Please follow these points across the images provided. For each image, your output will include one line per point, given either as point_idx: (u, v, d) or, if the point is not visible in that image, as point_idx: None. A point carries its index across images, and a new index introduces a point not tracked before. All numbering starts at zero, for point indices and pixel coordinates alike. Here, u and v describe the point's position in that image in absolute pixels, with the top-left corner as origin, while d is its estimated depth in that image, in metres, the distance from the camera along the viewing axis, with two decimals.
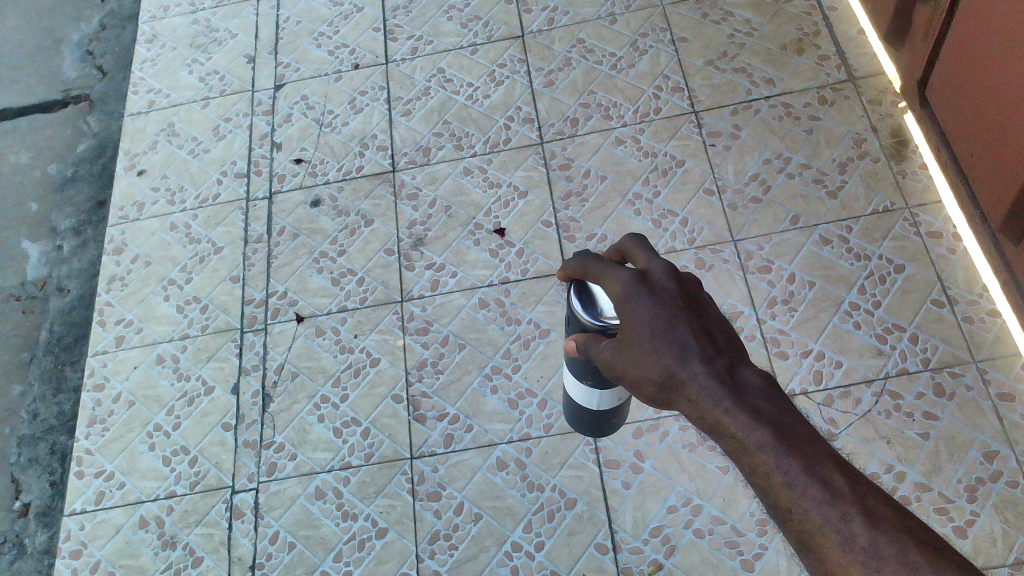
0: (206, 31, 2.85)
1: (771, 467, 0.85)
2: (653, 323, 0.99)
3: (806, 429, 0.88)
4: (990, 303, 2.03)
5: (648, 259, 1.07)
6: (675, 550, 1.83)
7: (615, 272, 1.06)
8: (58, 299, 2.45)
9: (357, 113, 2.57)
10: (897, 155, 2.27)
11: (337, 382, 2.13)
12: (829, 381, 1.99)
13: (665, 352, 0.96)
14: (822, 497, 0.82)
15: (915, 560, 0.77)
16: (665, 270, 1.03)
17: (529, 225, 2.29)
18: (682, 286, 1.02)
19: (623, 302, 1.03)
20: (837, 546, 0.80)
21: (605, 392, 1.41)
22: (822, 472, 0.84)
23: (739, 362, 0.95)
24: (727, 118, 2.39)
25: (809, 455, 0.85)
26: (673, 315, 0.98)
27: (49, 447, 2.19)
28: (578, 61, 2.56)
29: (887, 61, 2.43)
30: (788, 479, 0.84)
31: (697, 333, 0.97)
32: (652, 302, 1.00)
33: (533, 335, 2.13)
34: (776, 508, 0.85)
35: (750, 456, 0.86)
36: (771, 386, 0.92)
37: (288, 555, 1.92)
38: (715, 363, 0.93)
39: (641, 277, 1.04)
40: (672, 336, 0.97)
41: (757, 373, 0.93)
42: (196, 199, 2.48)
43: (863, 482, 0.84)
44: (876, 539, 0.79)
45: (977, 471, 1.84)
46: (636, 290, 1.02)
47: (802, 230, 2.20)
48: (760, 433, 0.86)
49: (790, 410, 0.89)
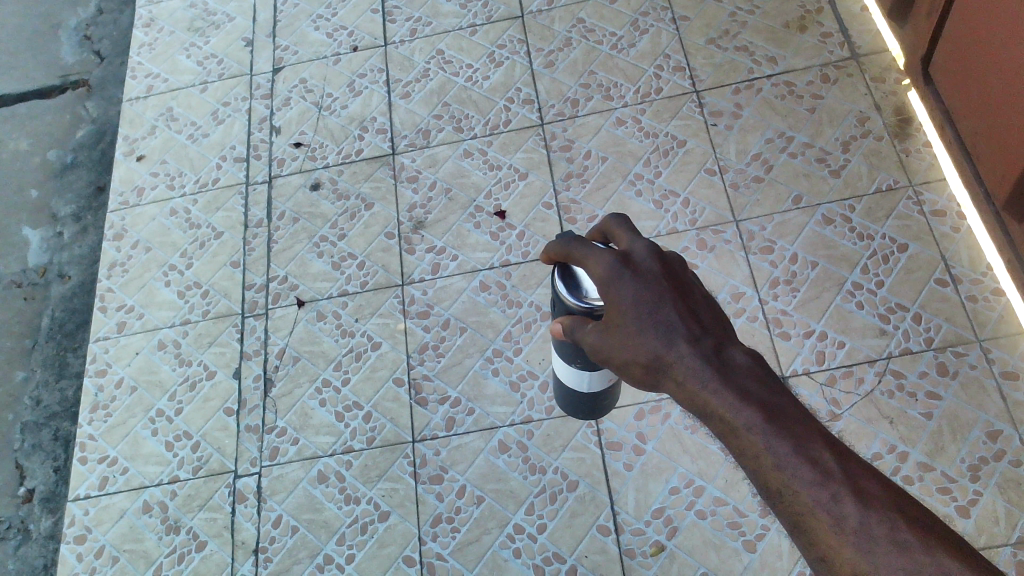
0: (204, 15, 2.82)
1: (760, 448, 0.84)
2: (638, 304, 0.99)
3: (795, 408, 0.87)
4: (994, 282, 2.02)
5: (631, 240, 1.07)
6: (676, 532, 1.83)
7: (597, 254, 1.06)
8: (59, 286, 2.45)
9: (356, 96, 2.54)
10: (901, 133, 2.24)
11: (339, 365, 2.13)
12: (831, 361, 1.98)
13: (651, 334, 0.96)
14: (813, 478, 0.81)
15: (906, 538, 0.77)
16: (648, 251, 1.03)
17: (529, 207, 2.27)
18: (666, 266, 1.02)
19: (608, 285, 1.03)
20: (829, 527, 0.80)
21: (595, 372, 1.40)
22: (812, 451, 0.83)
23: (726, 341, 0.95)
24: (729, 97, 2.37)
25: (799, 435, 0.85)
26: (658, 297, 0.98)
27: (52, 433, 2.20)
28: (579, 41, 2.53)
29: (891, 38, 2.40)
30: (778, 461, 0.83)
31: (682, 314, 0.97)
32: (636, 284, 1.00)
33: (534, 318, 2.12)
34: (767, 490, 0.84)
35: (739, 438, 0.86)
36: (759, 366, 0.92)
37: (292, 538, 1.93)
38: (702, 343, 0.94)
39: (624, 258, 1.04)
40: (658, 318, 0.97)
41: (745, 353, 0.94)
42: (196, 184, 2.47)
43: (853, 460, 0.83)
44: (867, 519, 0.79)
45: (980, 450, 1.83)
46: (620, 272, 1.02)
47: (804, 210, 2.18)
48: (749, 415, 0.85)
49: (778, 389, 0.89)
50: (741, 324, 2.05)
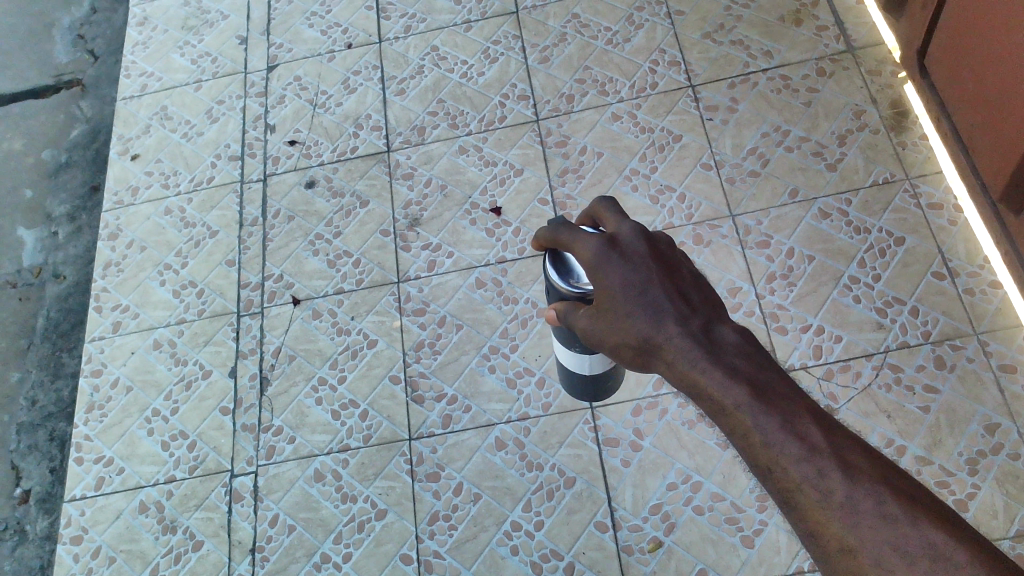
0: (198, 13, 2.81)
1: (748, 426, 0.84)
2: (626, 286, 0.99)
3: (783, 384, 0.87)
4: (990, 275, 2.01)
5: (618, 223, 1.07)
6: (674, 527, 1.83)
7: (585, 239, 1.06)
8: (54, 286, 2.44)
9: (350, 93, 2.53)
10: (897, 126, 2.24)
11: (334, 363, 2.12)
12: (829, 355, 1.98)
13: (639, 315, 0.97)
14: (800, 454, 0.81)
15: (891, 511, 0.77)
16: (635, 233, 1.04)
17: (525, 203, 2.27)
18: (654, 247, 1.02)
19: (597, 269, 1.04)
20: (816, 503, 0.80)
21: (594, 358, 1.40)
22: (799, 427, 0.83)
23: (715, 320, 0.95)
24: (725, 91, 2.36)
25: (786, 411, 0.85)
26: (646, 278, 0.99)
27: (48, 433, 2.20)
28: (573, 36, 2.52)
29: (887, 30, 2.39)
30: (766, 438, 0.83)
31: (671, 294, 0.97)
32: (623, 267, 1.01)
33: (530, 314, 2.11)
34: (756, 467, 0.85)
35: (728, 415, 0.86)
36: (747, 343, 0.92)
37: (288, 537, 1.93)
38: (690, 323, 0.94)
39: (611, 241, 1.04)
40: (646, 299, 0.97)
41: (733, 330, 0.93)
42: (190, 182, 2.46)
43: (840, 435, 0.83)
44: (854, 493, 0.79)
45: (978, 444, 1.83)
46: (607, 255, 1.03)
47: (801, 204, 2.18)
48: (737, 392, 0.86)
49: (766, 365, 0.89)
50: (737, 319, 2.05)
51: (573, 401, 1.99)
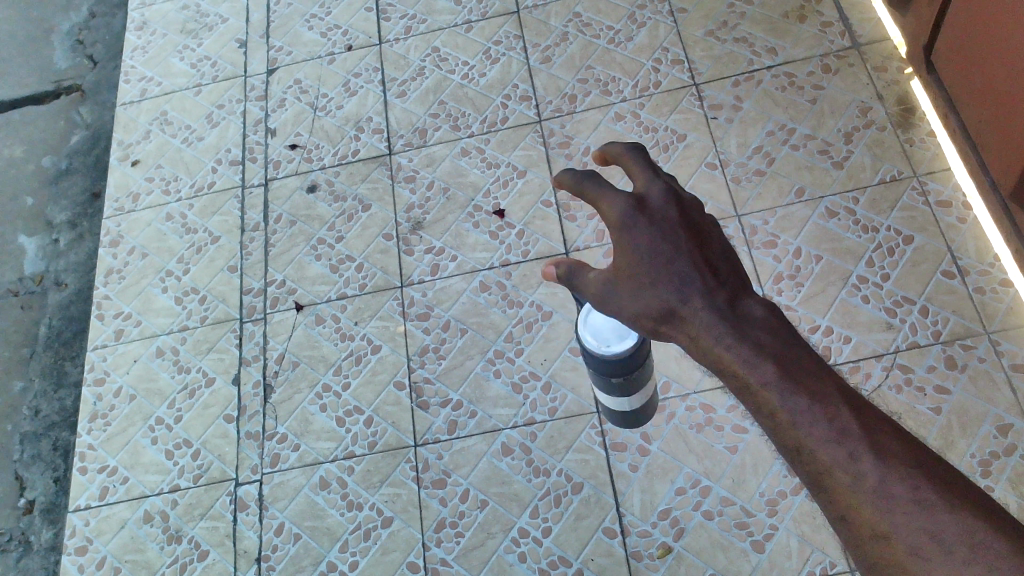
0: (196, 17, 2.79)
1: (776, 406, 0.86)
2: (654, 255, 1.03)
3: (812, 362, 0.89)
4: (1001, 273, 1.98)
5: (647, 181, 1.10)
6: (683, 533, 1.81)
7: (612, 196, 1.08)
8: (56, 294, 2.43)
9: (351, 96, 2.51)
10: (905, 123, 2.21)
11: (338, 370, 2.11)
12: (838, 356, 1.96)
13: (666, 286, 1.01)
14: (830, 437, 0.83)
15: (925, 497, 0.77)
16: (665, 199, 1.08)
17: (528, 205, 2.25)
18: (682, 213, 1.07)
19: (622, 231, 1.07)
20: (848, 486, 0.81)
21: (632, 381, 1.45)
22: (831, 409, 0.84)
23: (740, 293, 0.99)
24: (729, 90, 2.34)
25: (817, 393, 0.86)
26: (674, 250, 1.03)
27: (52, 443, 2.18)
28: (575, 35, 2.50)
29: (892, 26, 2.36)
30: (795, 419, 0.85)
31: (698, 266, 1.01)
32: (652, 234, 1.05)
33: (535, 318, 2.09)
34: (787, 449, 0.86)
35: (754, 394, 0.88)
36: (772, 317, 0.95)
37: (294, 546, 1.91)
38: (715, 296, 0.97)
39: (639, 203, 1.07)
40: (673, 270, 1.01)
41: (758, 304, 0.97)
42: (191, 188, 2.45)
43: (872, 417, 0.84)
44: (886, 478, 0.79)
45: (991, 445, 1.80)
46: (635, 220, 1.06)
47: (808, 203, 2.15)
48: (764, 371, 0.88)
49: (793, 342, 0.91)
50: None
51: (580, 405, 1.97)
